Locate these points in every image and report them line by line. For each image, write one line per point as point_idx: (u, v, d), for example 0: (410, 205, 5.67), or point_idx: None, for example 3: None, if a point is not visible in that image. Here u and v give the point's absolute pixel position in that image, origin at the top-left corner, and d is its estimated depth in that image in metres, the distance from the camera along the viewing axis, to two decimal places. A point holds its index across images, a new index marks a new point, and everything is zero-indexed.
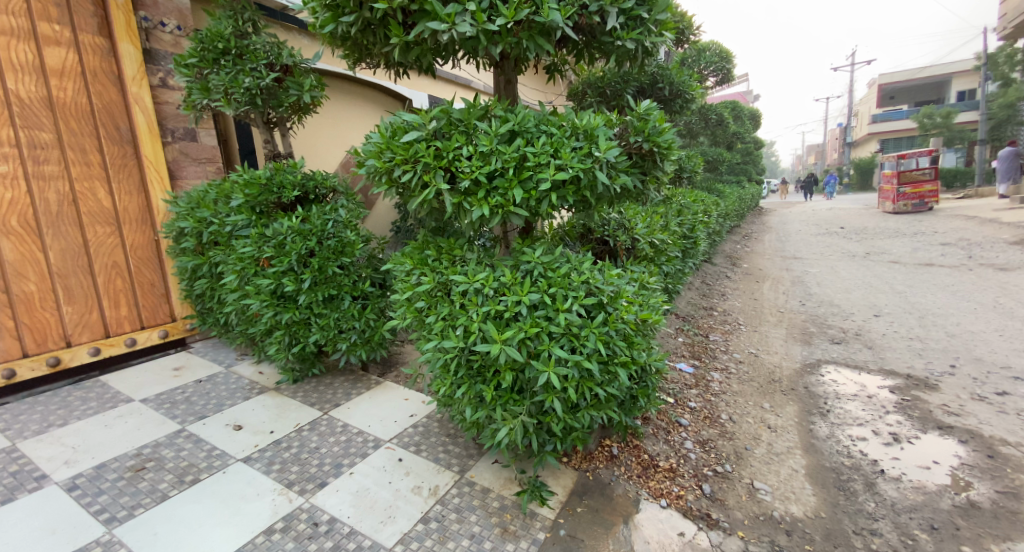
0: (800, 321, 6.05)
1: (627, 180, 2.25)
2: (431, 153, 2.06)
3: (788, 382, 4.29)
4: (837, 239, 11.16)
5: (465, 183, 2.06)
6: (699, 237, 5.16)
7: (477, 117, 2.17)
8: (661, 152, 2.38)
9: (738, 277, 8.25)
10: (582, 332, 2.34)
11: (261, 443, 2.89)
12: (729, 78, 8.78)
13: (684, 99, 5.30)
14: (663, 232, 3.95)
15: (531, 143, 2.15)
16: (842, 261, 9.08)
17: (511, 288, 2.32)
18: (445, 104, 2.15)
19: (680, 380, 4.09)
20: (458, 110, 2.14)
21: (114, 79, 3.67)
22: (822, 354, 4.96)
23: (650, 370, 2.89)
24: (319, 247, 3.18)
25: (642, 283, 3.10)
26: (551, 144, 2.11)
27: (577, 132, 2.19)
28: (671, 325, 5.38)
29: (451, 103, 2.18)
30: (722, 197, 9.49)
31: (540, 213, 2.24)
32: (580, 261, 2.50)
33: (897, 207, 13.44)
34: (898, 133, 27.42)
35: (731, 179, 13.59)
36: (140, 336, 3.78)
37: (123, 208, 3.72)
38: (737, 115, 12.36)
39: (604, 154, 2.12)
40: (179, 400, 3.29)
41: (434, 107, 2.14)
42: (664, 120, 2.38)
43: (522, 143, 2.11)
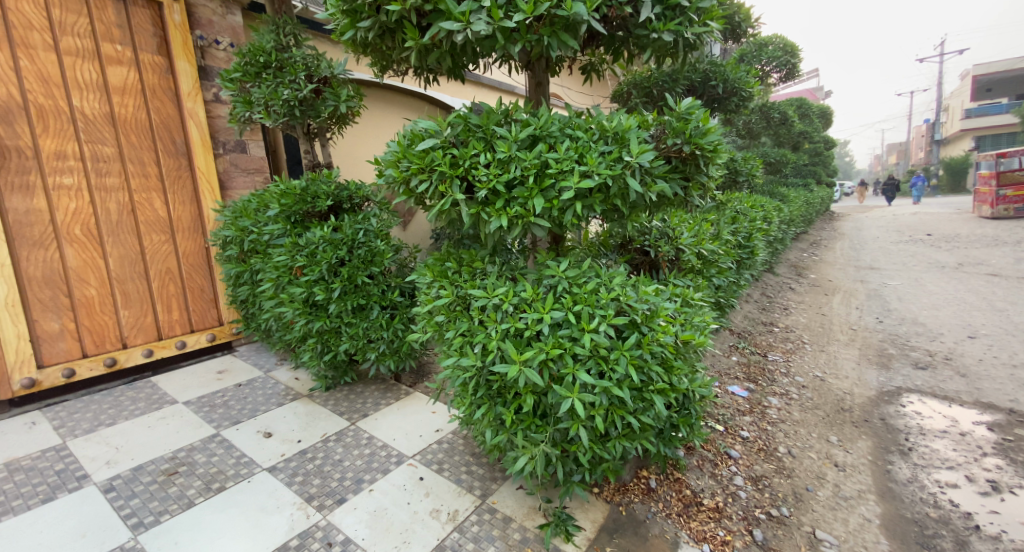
0: (876, 340, 5.45)
1: (664, 187, 2.03)
2: (447, 162, 1.93)
3: (860, 412, 3.82)
4: (923, 248, 10.09)
5: (482, 193, 1.92)
6: (757, 246, 4.76)
7: (497, 122, 2.01)
8: (705, 156, 2.13)
9: (804, 289, 7.61)
10: (611, 354, 2.13)
11: (288, 452, 2.86)
12: (796, 74, 8.19)
13: (740, 97, 4.96)
14: (712, 241, 3.65)
15: (555, 149, 1.96)
16: (929, 273, 8.17)
17: (534, 305, 2.14)
18: (464, 109, 2.00)
19: (731, 406, 3.74)
20: (477, 114, 1.99)
21: (171, 95, 3.85)
22: (903, 380, 4.40)
23: (692, 396, 2.62)
24: (350, 256, 3.16)
25: (685, 299, 2.83)
26: (576, 149, 1.93)
27: (606, 135, 1.99)
28: (725, 342, 4.99)
29: (470, 107, 2.03)
30: (787, 202, 8.84)
31: (565, 224, 2.06)
32: (611, 277, 2.29)
33: (998, 212, 12.01)
34: (1000, 129, 24.68)
35: (799, 183, 12.69)
36: (189, 339, 3.93)
37: (177, 217, 3.89)
38: (805, 113, 11.54)
39: (636, 159, 1.91)
40: (218, 404, 3.35)
41: (452, 112, 2.00)
42: (709, 118, 2.12)
43: (544, 149, 1.93)
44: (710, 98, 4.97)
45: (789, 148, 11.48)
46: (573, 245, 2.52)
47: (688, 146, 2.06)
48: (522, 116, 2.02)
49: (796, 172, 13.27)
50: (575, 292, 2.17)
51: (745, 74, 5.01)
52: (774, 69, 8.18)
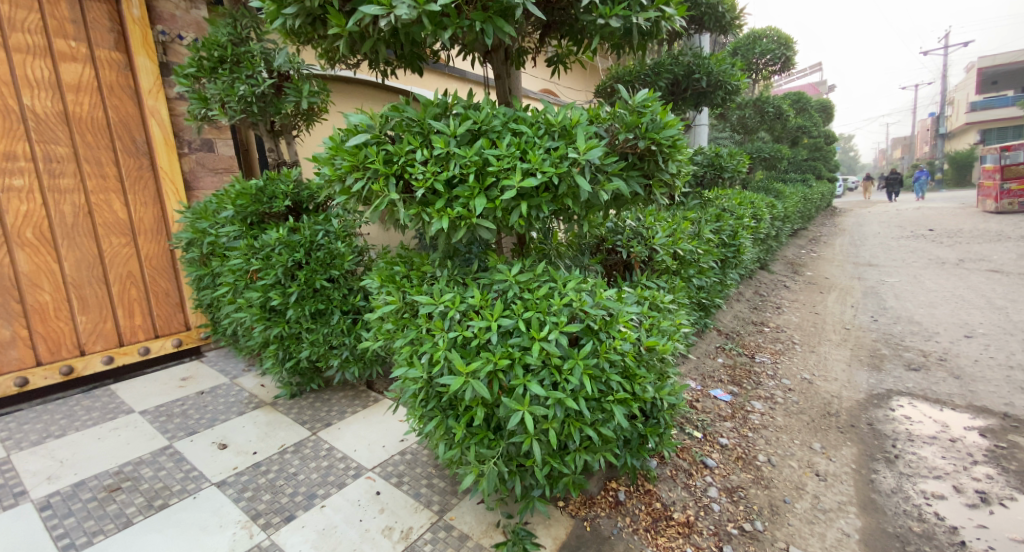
0: (869, 340, 5.29)
1: (618, 185, 1.88)
2: (380, 158, 1.77)
3: (848, 417, 3.67)
4: (923, 244, 9.89)
5: (419, 192, 1.76)
6: (743, 244, 4.60)
7: (436, 116, 1.86)
8: (664, 152, 1.99)
9: (799, 286, 7.45)
10: (565, 364, 1.98)
11: (240, 465, 2.74)
12: (790, 67, 7.98)
13: (726, 90, 4.78)
14: (692, 241, 3.49)
15: (498, 144, 1.82)
16: (928, 270, 7.98)
17: (482, 312, 1.99)
18: (399, 102, 1.85)
19: (712, 411, 3.60)
20: (414, 108, 1.83)
21: (130, 93, 3.72)
22: (894, 383, 4.24)
23: (661, 406, 2.47)
24: (308, 259, 3.03)
25: (654, 303, 2.68)
26: (519, 144, 1.78)
27: (552, 128, 1.84)
28: (711, 343, 4.84)
29: (408, 100, 1.88)
30: (782, 199, 8.66)
31: (512, 226, 1.91)
32: (568, 281, 2.13)
33: (1001, 207, 11.77)
34: (1004, 122, 24.37)
35: (798, 178, 12.48)
36: (153, 345, 3.82)
37: (138, 219, 3.76)
38: (802, 108, 11.34)
39: (584, 155, 1.77)
40: (175, 413, 3.24)
41: (386, 105, 1.86)
42: (666, 112, 2.00)
43: (484, 144, 1.78)
44: (695, 91, 4.80)
45: (787, 143, 11.29)
46: (534, 248, 2.36)
47: (644, 141, 1.91)
48: (464, 109, 1.87)
49: (795, 168, 13.06)
50: (528, 297, 2.02)
51: (731, 66, 4.83)
52: (768, 62, 7.99)
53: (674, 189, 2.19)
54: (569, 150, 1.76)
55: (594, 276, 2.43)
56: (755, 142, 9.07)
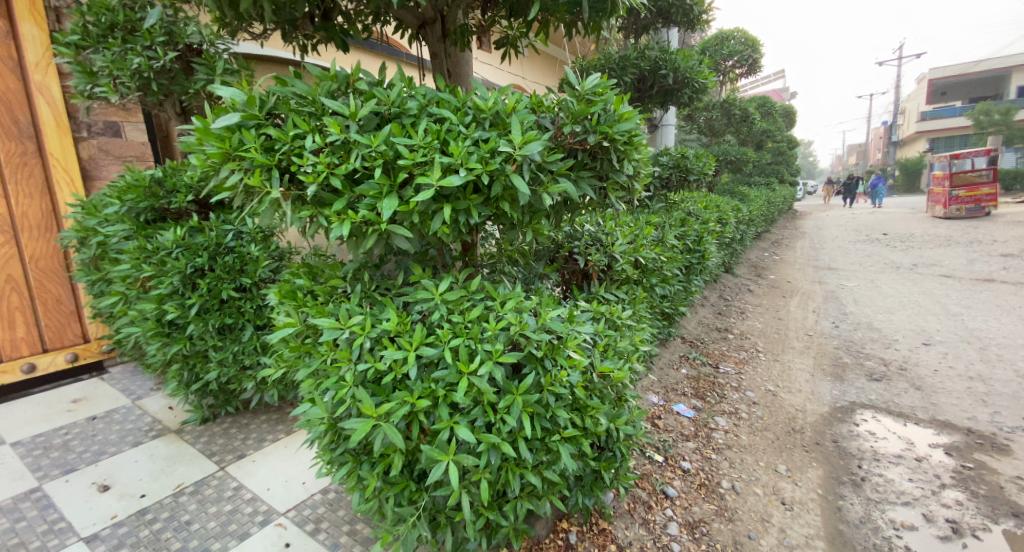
0: (831, 348, 5.19)
1: (564, 187, 1.56)
2: (257, 146, 1.39)
3: (813, 433, 3.48)
4: (879, 248, 10.05)
5: (310, 190, 1.39)
6: (708, 250, 4.38)
7: (337, 93, 1.47)
8: (619, 150, 1.68)
9: (762, 290, 7.37)
10: (500, 402, 1.64)
11: (120, 514, 2.32)
12: (757, 69, 7.88)
13: (693, 89, 4.51)
14: (655, 248, 3.23)
15: (413, 132, 1.45)
16: (884, 274, 8.06)
17: (399, 338, 1.61)
18: (288, 73, 1.46)
19: (674, 430, 3.36)
20: (305, 81, 1.44)
21: (12, 64, 3.15)
22: (857, 395, 4.10)
23: (616, 437, 2.16)
24: (212, 264, 2.58)
25: (612, 320, 2.37)
26: (437, 131, 1.42)
27: (482, 113, 1.49)
28: (674, 352, 4.61)
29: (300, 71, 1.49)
30: (747, 201, 8.60)
31: (435, 234, 1.55)
32: (507, 297, 1.77)
33: (950, 213, 12.16)
34: (950, 131, 25.50)
35: (761, 181, 12.58)
36: (41, 361, 3.29)
37: (21, 213, 3.21)
38: (767, 111, 11.38)
39: (521, 150, 1.43)
40: (54, 446, 2.75)
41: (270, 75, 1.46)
42: (623, 100, 1.68)
43: (395, 131, 1.41)
44: (662, 88, 4.55)
45: (751, 145, 11.33)
46: (472, 256, 2.00)
47: (596, 135, 1.60)
48: (370, 85, 1.49)
49: (759, 171, 13.16)
50: (457, 318, 1.66)
51: (698, 63, 4.58)
52: (735, 63, 7.88)
53: (633, 192, 1.89)
54: (500, 142, 1.42)
55: (543, 291, 2.10)
56: (721, 144, 9.00)
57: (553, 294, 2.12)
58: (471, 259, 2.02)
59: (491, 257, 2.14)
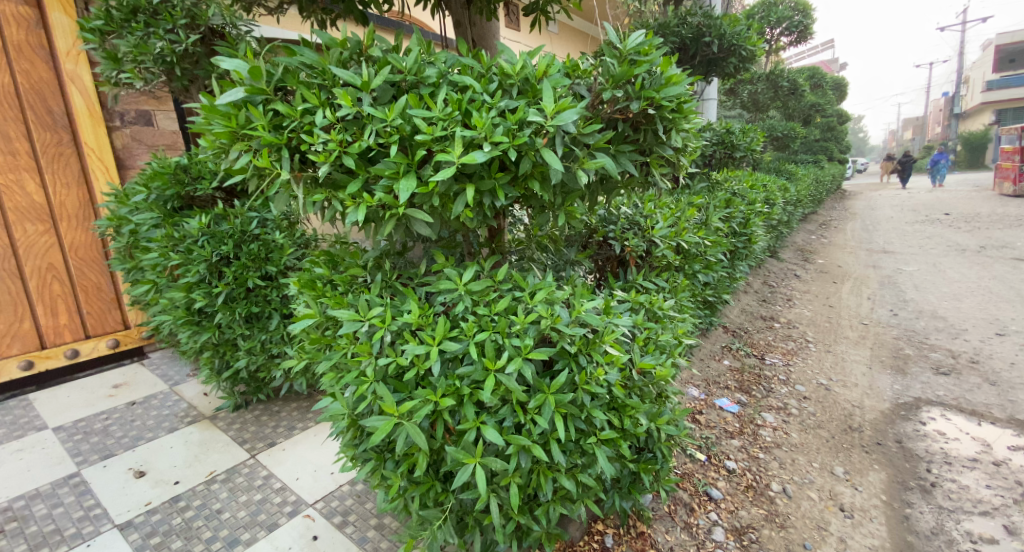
0: (889, 338, 4.82)
1: (603, 163, 1.39)
2: (265, 123, 1.27)
3: (872, 432, 3.22)
4: (941, 228, 9.34)
5: (321, 170, 1.26)
6: (755, 233, 4.10)
7: (349, 63, 1.33)
8: (665, 119, 1.50)
9: (810, 275, 6.95)
10: (531, 401, 1.50)
11: (154, 501, 2.31)
12: (807, 36, 7.36)
13: (740, 57, 4.19)
14: (698, 231, 3.00)
15: (432, 104, 1.30)
16: (948, 257, 7.47)
17: (420, 331, 1.48)
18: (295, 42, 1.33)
19: (717, 425, 3.17)
20: (314, 51, 1.30)
21: (43, 54, 3.19)
22: (923, 390, 3.78)
23: (657, 437, 2.00)
24: (238, 252, 2.53)
25: (652, 312, 2.20)
26: (459, 102, 1.27)
27: (509, 81, 1.32)
28: (716, 342, 4.37)
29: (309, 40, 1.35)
30: (794, 181, 8.12)
31: (459, 217, 1.41)
32: (539, 287, 1.62)
33: (1020, 190, 11.19)
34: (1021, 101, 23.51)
35: (809, 159, 11.89)
36: (84, 347, 3.38)
37: (58, 203, 3.28)
38: (816, 83, 10.71)
39: (553, 121, 1.26)
40: (95, 431, 2.80)
41: (277, 46, 1.33)
42: (669, 61, 1.48)
43: (412, 102, 1.26)
44: (704, 58, 4.23)
45: (799, 121, 10.69)
46: (501, 242, 1.85)
47: (641, 102, 1.41)
48: (384, 52, 1.34)
49: (806, 148, 12.45)
50: (484, 311, 1.52)
51: (746, 29, 4.23)
52: (783, 31, 7.39)
53: (679, 166, 1.71)
54: (530, 112, 1.26)
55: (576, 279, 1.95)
56: (766, 120, 8.50)
57: (587, 283, 1.96)
58: (499, 245, 1.87)
59: (518, 244, 1.99)
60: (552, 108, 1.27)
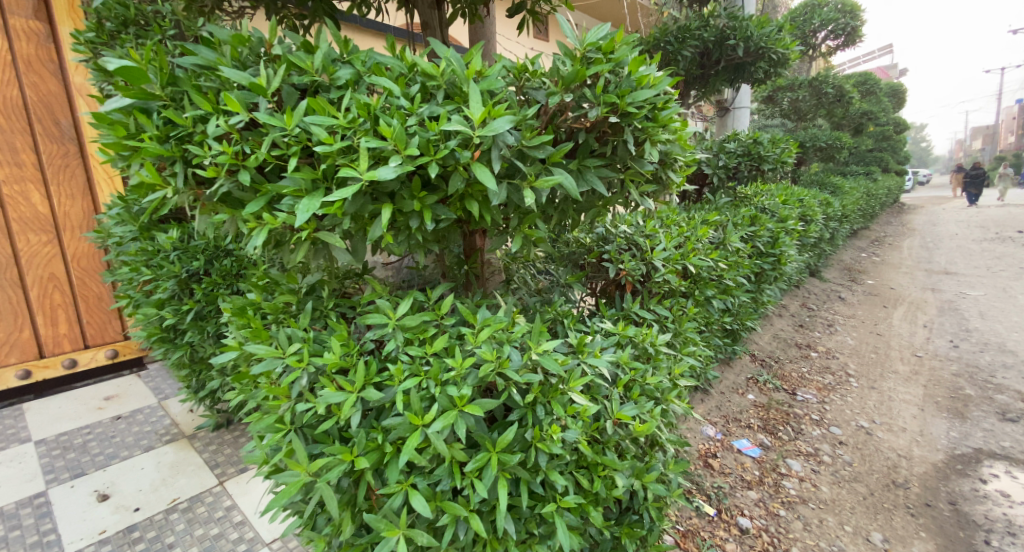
0: (947, 374, 4.31)
1: (558, 179, 1.17)
2: (154, 132, 1.06)
3: (920, 490, 2.86)
4: (1013, 248, 8.50)
5: (215, 186, 1.05)
6: (785, 252, 3.72)
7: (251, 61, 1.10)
8: (635, 129, 1.25)
9: (857, 298, 6.38)
10: (469, 463, 1.24)
11: (109, 529, 2.19)
12: (855, 40, 6.86)
13: (769, 61, 3.93)
14: (711, 252, 2.72)
15: (341, 108, 1.06)
16: (1020, 280, 6.74)
17: (337, 375, 1.23)
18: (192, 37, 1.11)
19: (734, 472, 2.90)
20: (209, 48, 1.08)
21: (53, 68, 3.23)
22: (984, 442, 3.34)
23: (643, 496, 1.72)
24: (210, 268, 2.42)
25: (642, 348, 1.94)
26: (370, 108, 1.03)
27: (433, 83, 1.08)
28: (741, 372, 3.99)
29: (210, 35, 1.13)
30: (840, 194, 7.55)
31: (383, 241, 1.17)
32: (489, 323, 1.37)
33: None
34: None
35: (860, 170, 11.12)
36: (82, 357, 3.37)
37: (63, 214, 3.30)
38: (867, 90, 10.05)
39: (481, 130, 1.02)
40: (74, 446, 2.74)
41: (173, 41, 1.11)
42: (643, 59, 1.24)
43: (314, 105, 1.02)
44: (730, 62, 4.04)
45: (849, 131, 10.02)
46: (477, 261, 1.87)
47: (603, 108, 1.17)
48: (292, 49, 1.10)
49: (857, 159, 11.67)
50: (417, 352, 1.27)
51: (777, 30, 3.96)
52: (829, 35, 6.92)
53: (667, 185, 1.56)
54: (453, 117, 1.01)
55: (561, 307, 2.03)
56: (809, 128, 7.97)
57: (573, 320, 1.95)
58: (473, 265, 1.91)
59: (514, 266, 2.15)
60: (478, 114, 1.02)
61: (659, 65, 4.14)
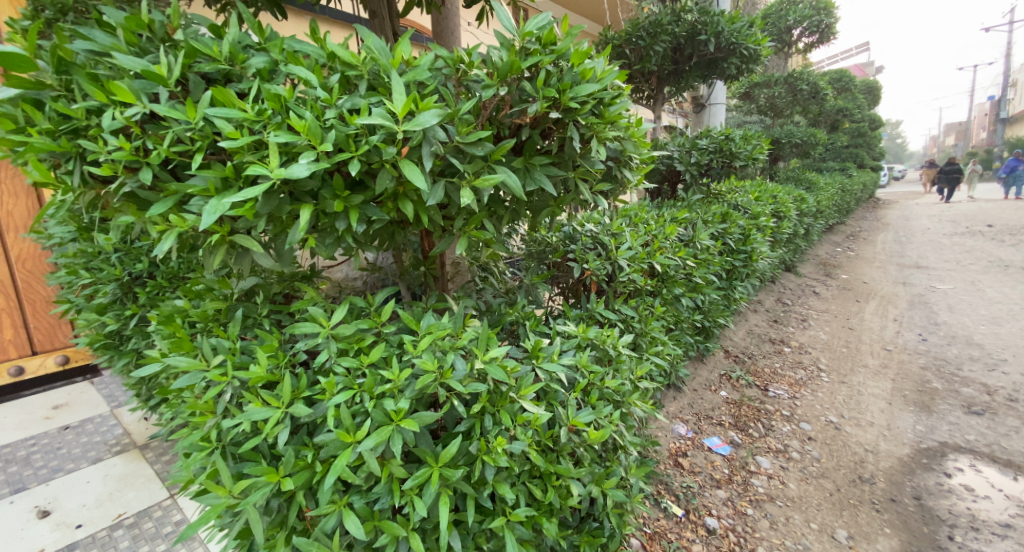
0: (915, 368, 4.37)
1: (497, 177, 1.10)
2: (43, 125, 0.96)
3: (886, 485, 2.88)
4: (981, 241, 8.68)
5: (114, 186, 0.95)
6: (756, 249, 3.71)
7: (153, 48, 1.00)
8: (581, 124, 1.20)
9: (831, 292, 6.45)
10: (408, 480, 1.16)
11: (47, 548, 2.07)
12: (829, 37, 6.91)
13: (741, 56, 3.95)
14: (679, 251, 2.68)
15: (252, 100, 0.97)
16: (987, 274, 6.88)
17: (262, 390, 1.14)
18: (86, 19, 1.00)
19: (704, 471, 2.87)
20: (105, 32, 0.97)
21: None
22: (950, 435, 3.38)
23: (602, 503, 1.67)
24: (156, 270, 2.30)
25: (603, 350, 1.89)
26: (283, 100, 0.94)
27: (354, 73, 0.99)
28: (715, 368, 3.98)
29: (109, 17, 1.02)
30: (815, 190, 7.62)
31: (309, 244, 1.09)
32: (432, 330, 1.29)
33: None
34: None
35: (836, 166, 11.25)
36: (29, 364, 3.22)
37: (5, 213, 3.13)
38: (843, 87, 10.17)
39: (406, 124, 0.94)
40: (15, 459, 2.59)
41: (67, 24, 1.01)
42: (589, 52, 1.20)
43: (218, 97, 0.92)
44: (703, 58, 4.05)
45: (825, 127, 10.12)
46: (434, 262, 1.82)
47: (544, 101, 1.12)
48: (200, 34, 1.00)
49: (833, 155, 11.79)
50: (351, 364, 1.18)
51: (749, 25, 3.94)
52: (804, 32, 6.94)
53: (621, 183, 1.52)
54: (376, 110, 0.92)
55: (524, 307, 1.99)
56: (785, 125, 8.01)
57: (533, 322, 1.90)
58: (430, 266, 1.87)
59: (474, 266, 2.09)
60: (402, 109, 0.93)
61: (631, 61, 4.09)
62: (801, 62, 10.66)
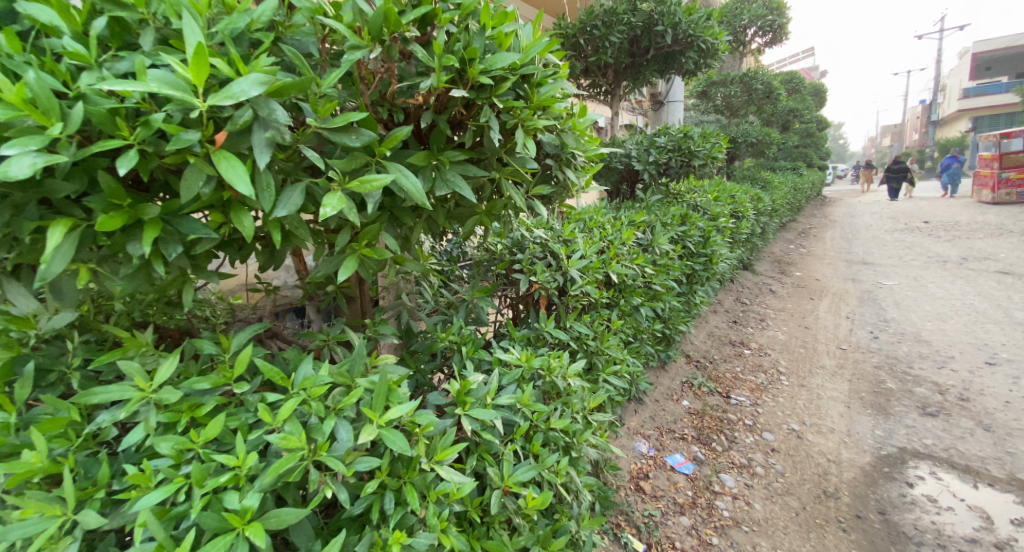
0: (870, 367, 4.32)
1: (381, 177, 0.79)
2: None
3: (851, 500, 2.72)
4: (922, 237, 8.98)
5: None
6: (716, 252, 3.53)
7: None
8: (500, 108, 0.92)
9: (786, 290, 6.43)
10: None
11: None
12: (781, 37, 6.91)
13: (698, 50, 3.78)
14: (636, 258, 2.43)
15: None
16: (930, 269, 7.06)
17: (32, 491, 0.77)
18: None
19: (667, 494, 2.64)
20: None
21: None
22: (909, 439, 3.28)
23: None
24: None
25: (550, 382, 1.59)
26: (2, 58, 0.64)
27: (131, 17, 0.69)
28: (675, 376, 3.77)
29: None
30: (768, 189, 7.65)
31: (93, 270, 0.75)
32: (307, 386, 0.94)
33: (998, 197, 10.88)
34: (996, 109, 23.66)
35: (787, 166, 11.46)
36: None
37: None
38: (793, 88, 10.36)
39: (211, 97, 0.61)
40: None
41: None
42: (511, 17, 0.93)
43: None
44: (660, 51, 3.83)
45: (777, 127, 10.25)
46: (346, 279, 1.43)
47: (443, 74, 0.82)
48: None
49: (784, 155, 12.01)
50: (176, 444, 0.82)
51: (705, 17, 3.76)
52: (757, 32, 6.92)
53: (565, 185, 1.25)
54: (151, 73, 0.59)
55: (462, 329, 1.68)
56: (740, 124, 8.01)
57: (469, 350, 1.59)
58: (343, 285, 1.49)
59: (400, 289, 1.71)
60: (198, 70, 0.60)
61: (585, 52, 3.82)
62: (754, 63, 10.78)
